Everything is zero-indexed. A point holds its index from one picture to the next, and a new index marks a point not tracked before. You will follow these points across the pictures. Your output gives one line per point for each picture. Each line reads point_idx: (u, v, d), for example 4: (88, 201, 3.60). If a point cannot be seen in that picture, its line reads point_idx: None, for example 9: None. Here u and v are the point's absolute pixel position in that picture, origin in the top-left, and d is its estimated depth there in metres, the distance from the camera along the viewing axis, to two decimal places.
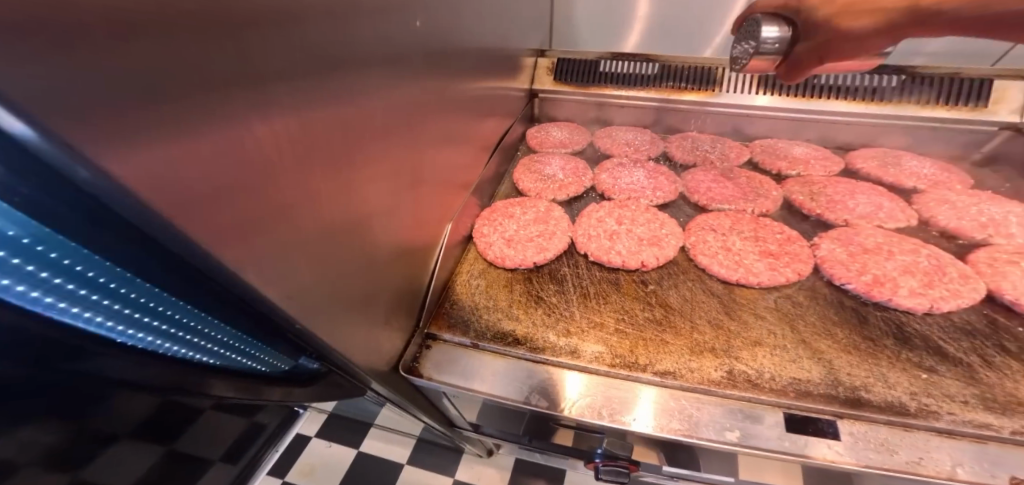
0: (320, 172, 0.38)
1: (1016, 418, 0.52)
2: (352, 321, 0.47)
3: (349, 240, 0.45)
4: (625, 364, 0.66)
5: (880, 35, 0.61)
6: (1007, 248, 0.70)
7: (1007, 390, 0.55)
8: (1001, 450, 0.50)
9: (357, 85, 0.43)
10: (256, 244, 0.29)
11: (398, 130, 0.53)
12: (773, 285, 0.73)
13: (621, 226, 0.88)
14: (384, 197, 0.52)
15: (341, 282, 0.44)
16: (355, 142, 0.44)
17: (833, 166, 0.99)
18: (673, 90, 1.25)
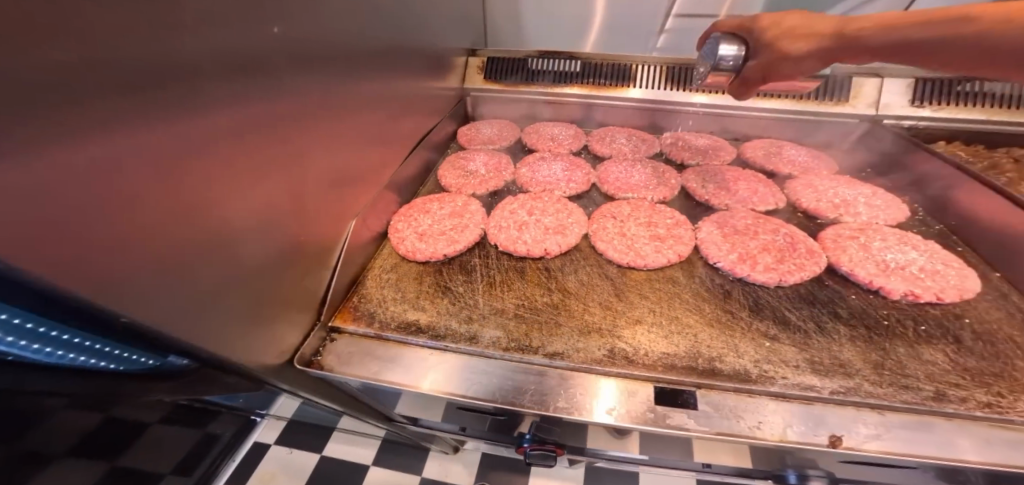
0: (169, 186, 0.40)
1: (835, 379, 0.60)
2: (220, 319, 0.50)
3: (212, 245, 0.47)
4: (519, 348, 0.70)
5: (817, 58, 0.70)
6: (852, 225, 0.81)
7: (832, 353, 0.63)
8: (824, 409, 0.57)
9: (214, 97, 0.45)
10: (92, 261, 0.32)
11: (269, 137, 0.56)
12: (657, 266, 0.80)
13: (531, 217, 0.93)
14: (252, 201, 0.54)
15: (206, 286, 0.46)
16: (212, 152, 0.46)
17: (727, 154, 1.12)
18: (593, 86, 1.32)
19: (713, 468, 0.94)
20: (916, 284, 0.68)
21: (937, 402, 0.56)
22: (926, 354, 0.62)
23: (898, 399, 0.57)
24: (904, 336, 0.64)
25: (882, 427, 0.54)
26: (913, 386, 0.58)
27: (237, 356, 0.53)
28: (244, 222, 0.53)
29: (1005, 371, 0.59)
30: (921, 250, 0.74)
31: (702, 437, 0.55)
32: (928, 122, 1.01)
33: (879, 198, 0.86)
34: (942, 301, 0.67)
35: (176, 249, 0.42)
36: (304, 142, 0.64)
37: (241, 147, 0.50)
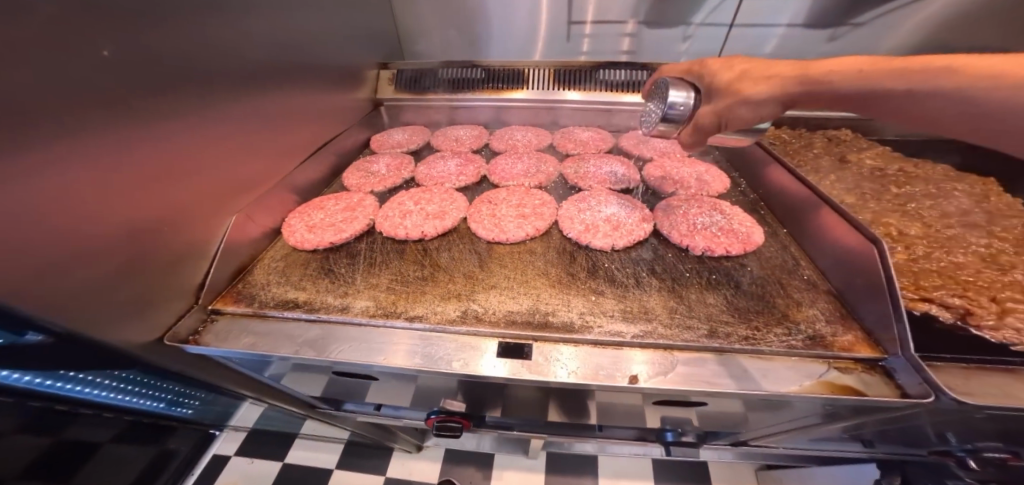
0: (7, 180, 0.47)
1: (637, 324, 0.69)
2: (82, 300, 0.56)
3: (60, 247, 0.53)
4: (384, 314, 0.79)
5: (780, 101, 0.66)
6: (682, 197, 0.97)
7: (641, 302, 0.73)
8: (624, 350, 0.66)
9: (43, 112, 0.51)
10: None
11: (125, 140, 0.62)
12: (517, 240, 0.92)
13: (416, 206, 1.03)
14: (113, 198, 0.61)
15: (53, 272, 0.52)
16: (51, 164, 0.52)
17: (604, 145, 1.28)
18: (496, 90, 1.46)
19: (608, 431, 1.07)
20: (712, 241, 0.81)
21: (708, 338, 0.64)
22: (710, 298, 0.71)
23: (681, 338, 0.65)
24: (697, 284, 0.74)
25: (667, 364, 0.62)
26: (693, 326, 0.67)
27: (105, 338, 0.59)
28: (101, 227, 0.59)
29: (767, 306, 0.66)
30: (726, 214, 0.89)
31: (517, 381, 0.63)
32: None
33: (709, 175, 1.05)
34: (731, 254, 0.79)
35: (15, 250, 0.47)
36: (166, 152, 0.70)
37: (88, 158, 0.57)
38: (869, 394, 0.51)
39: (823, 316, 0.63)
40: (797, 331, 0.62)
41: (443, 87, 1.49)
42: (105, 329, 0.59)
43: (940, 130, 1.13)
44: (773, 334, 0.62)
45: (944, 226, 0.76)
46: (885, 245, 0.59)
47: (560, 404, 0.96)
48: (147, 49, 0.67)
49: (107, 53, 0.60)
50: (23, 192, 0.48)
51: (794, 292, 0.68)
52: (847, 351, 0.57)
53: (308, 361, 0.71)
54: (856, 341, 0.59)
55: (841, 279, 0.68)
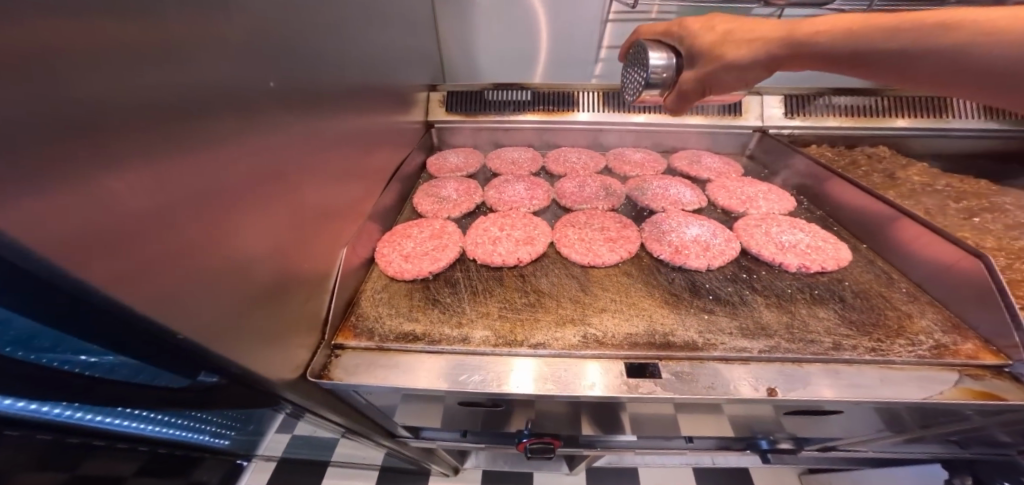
0: (186, 213, 0.46)
1: (760, 340, 0.74)
2: (240, 335, 0.56)
3: (223, 272, 0.53)
4: (506, 343, 0.81)
5: (765, 66, 0.73)
6: (756, 216, 1.04)
7: (755, 318, 0.78)
8: (757, 366, 0.70)
9: (224, 141, 0.53)
10: (114, 265, 0.38)
11: (269, 176, 0.63)
12: (613, 262, 0.96)
13: (503, 232, 1.06)
14: (261, 234, 0.61)
15: (219, 308, 0.52)
16: (221, 189, 0.52)
17: (659, 165, 1.34)
18: (543, 112, 1.49)
19: (695, 442, 1.10)
20: (806, 258, 0.88)
21: (835, 351, 0.71)
22: (822, 312, 0.78)
23: (808, 351, 0.71)
24: (804, 300, 0.81)
25: (803, 377, 0.67)
26: (816, 339, 0.73)
27: (257, 371, 0.59)
28: (251, 253, 0.59)
29: (880, 319, 0.75)
30: (807, 231, 0.96)
31: (668, 398, 0.67)
32: (801, 129, 1.29)
33: (774, 194, 1.11)
34: (826, 270, 0.86)
35: (189, 274, 0.47)
36: (299, 179, 0.72)
37: (245, 182, 0.57)
38: (1006, 395, 0.61)
39: (936, 327, 0.73)
40: (918, 341, 0.71)
41: (490, 109, 1.51)
42: (255, 358, 0.59)
43: (964, 147, 1.25)
44: (898, 345, 0.70)
45: (1009, 239, 0.87)
46: (992, 260, 0.69)
47: (657, 422, 1.00)
48: (284, 84, 0.68)
49: (271, 84, 0.64)
50: (202, 217, 0.49)
51: (901, 305, 0.78)
52: (973, 358, 0.67)
53: (449, 393, 0.73)
54: (977, 348, 0.70)
55: (940, 291, 0.79)
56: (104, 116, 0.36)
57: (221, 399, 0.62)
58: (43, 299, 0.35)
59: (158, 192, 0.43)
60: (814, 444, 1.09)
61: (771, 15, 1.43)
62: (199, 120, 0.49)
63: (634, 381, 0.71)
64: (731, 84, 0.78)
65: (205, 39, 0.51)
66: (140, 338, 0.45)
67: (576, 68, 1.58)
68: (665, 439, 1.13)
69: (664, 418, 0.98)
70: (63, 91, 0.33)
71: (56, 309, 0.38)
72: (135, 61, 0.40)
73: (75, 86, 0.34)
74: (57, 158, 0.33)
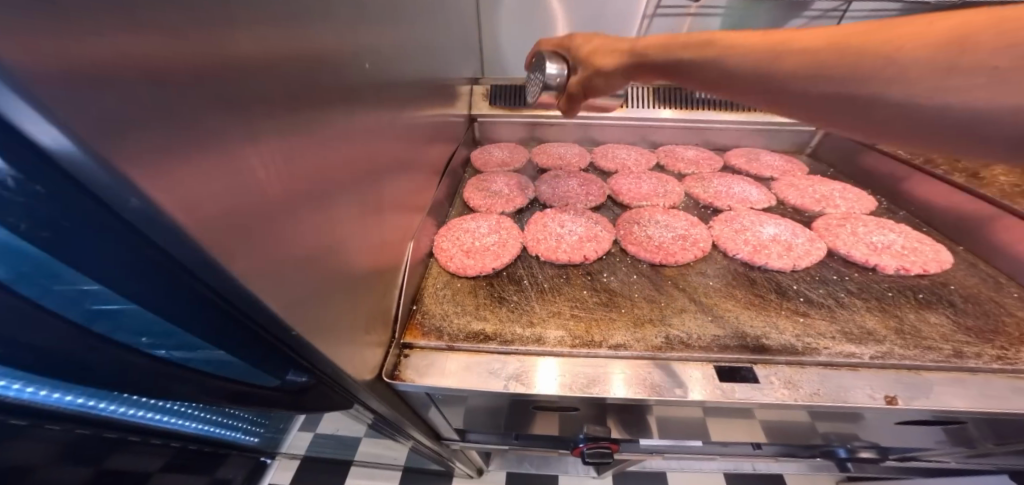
0: (302, 198, 0.43)
1: (869, 345, 0.69)
2: (333, 333, 0.53)
3: (322, 257, 0.49)
4: (584, 343, 0.76)
5: (623, 75, 0.74)
6: (836, 215, 0.99)
7: (856, 322, 0.73)
8: (868, 372, 0.65)
9: (328, 119, 0.49)
10: (255, 255, 0.35)
11: (360, 161, 0.59)
12: (686, 261, 0.91)
13: (564, 228, 1.01)
14: (353, 220, 0.58)
15: (321, 301, 0.49)
16: (327, 173, 0.49)
17: (715, 163, 1.30)
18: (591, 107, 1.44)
19: (764, 448, 1.03)
20: (903, 259, 0.82)
21: (957, 358, 0.65)
22: (932, 317, 0.72)
23: (926, 358, 0.65)
24: (910, 304, 0.75)
25: (923, 385, 0.62)
26: (933, 346, 0.67)
27: (344, 371, 0.56)
28: (344, 239, 0.55)
29: (998, 327, 0.70)
30: (898, 232, 0.90)
31: (772, 406, 0.62)
32: None
33: (850, 193, 1.05)
34: (927, 272, 0.81)
35: (298, 259, 0.43)
36: (378, 165, 0.68)
37: (341, 164, 0.53)
38: None
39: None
40: None
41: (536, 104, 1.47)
42: (341, 352, 0.55)
43: None
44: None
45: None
46: None
47: (725, 426, 0.94)
48: (371, 66, 0.64)
49: (363, 65, 0.61)
50: (311, 199, 0.45)
51: (1018, 310, 0.73)
52: None
53: (529, 395, 0.68)
54: None
55: None
56: (243, 91, 0.33)
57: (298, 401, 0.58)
58: (180, 286, 0.32)
59: (284, 176, 0.39)
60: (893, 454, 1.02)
61: (834, 10, 1.37)
62: (309, 97, 0.44)
63: (728, 386, 0.66)
64: (607, 89, 0.79)
65: (314, 12, 0.47)
66: (245, 328, 0.41)
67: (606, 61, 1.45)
68: (728, 446, 1.06)
69: (735, 424, 0.92)
70: (212, 59, 0.30)
71: (182, 295, 0.34)
72: (263, 31, 0.36)
73: (218, 47, 0.31)
74: (210, 134, 0.29)
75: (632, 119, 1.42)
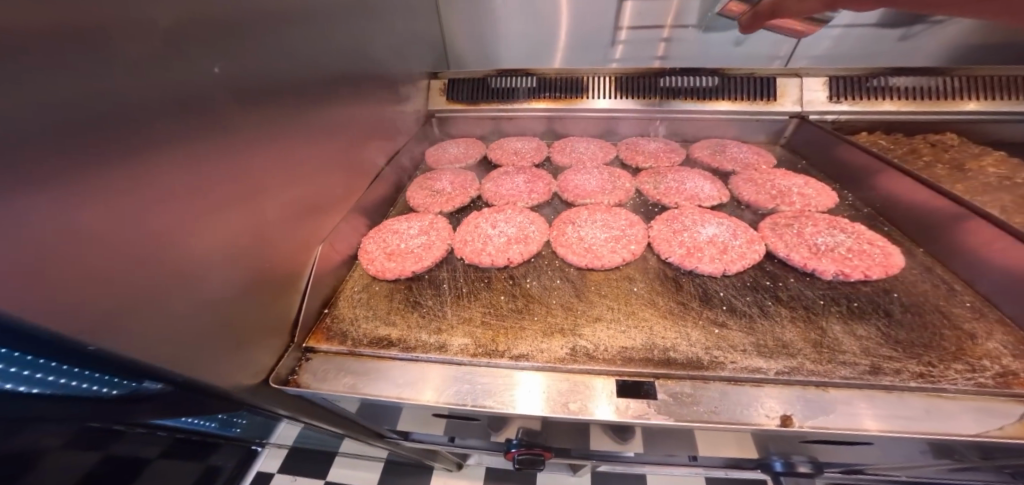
0: (117, 217, 0.42)
1: (780, 359, 0.64)
2: (196, 344, 0.53)
3: (167, 284, 0.48)
4: (486, 352, 0.73)
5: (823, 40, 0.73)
6: (787, 213, 0.91)
7: (774, 335, 0.68)
8: (772, 389, 0.60)
9: (161, 143, 0.47)
10: (32, 282, 0.34)
11: (228, 169, 0.58)
12: (614, 265, 0.86)
13: (495, 229, 0.98)
14: (217, 230, 0.57)
15: (170, 314, 0.49)
16: (162, 188, 0.47)
17: (676, 156, 1.21)
18: (551, 100, 1.36)
19: (700, 460, 0.99)
20: (844, 264, 0.76)
21: (874, 375, 0.59)
22: (860, 330, 0.66)
23: (837, 375, 0.60)
24: (839, 314, 0.69)
25: (828, 404, 0.56)
26: (849, 361, 0.62)
27: (212, 380, 0.55)
28: (203, 250, 0.54)
29: (933, 340, 0.63)
30: (849, 233, 0.83)
31: (663, 424, 0.58)
32: (848, 115, 1.12)
33: (811, 188, 0.97)
34: (869, 278, 0.74)
35: (124, 291, 0.43)
36: (266, 171, 0.66)
37: (193, 185, 0.52)
38: None
39: (1005, 350, 0.61)
40: (980, 367, 0.59)
41: (491, 97, 1.40)
42: (212, 365, 0.55)
43: None
44: (955, 371, 0.58)
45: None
46: None
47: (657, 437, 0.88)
48: (243, 72, 0.61)
49: (222, 70, 0.57)
50: (134, 229, 0.44)
51: (962, 323, 0.66)
52: None
53: (417, 405, 0.66)
54: None
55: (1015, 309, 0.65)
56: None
57: (184, 395, 0.60)
58: None
59: (82, 197, 0.38)
60: (840, 467, 0.95)
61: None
62: (133, 115, 0.43)
63: (624, 403, 0.61)
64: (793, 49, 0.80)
65: (142, 21, 0.44)
66: (74, 352, 0.42)
67: (592, 50, 1.34)
68: (667, 455, 1.01)
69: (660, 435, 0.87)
70: None
71: None
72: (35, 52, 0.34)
73: None
74: None
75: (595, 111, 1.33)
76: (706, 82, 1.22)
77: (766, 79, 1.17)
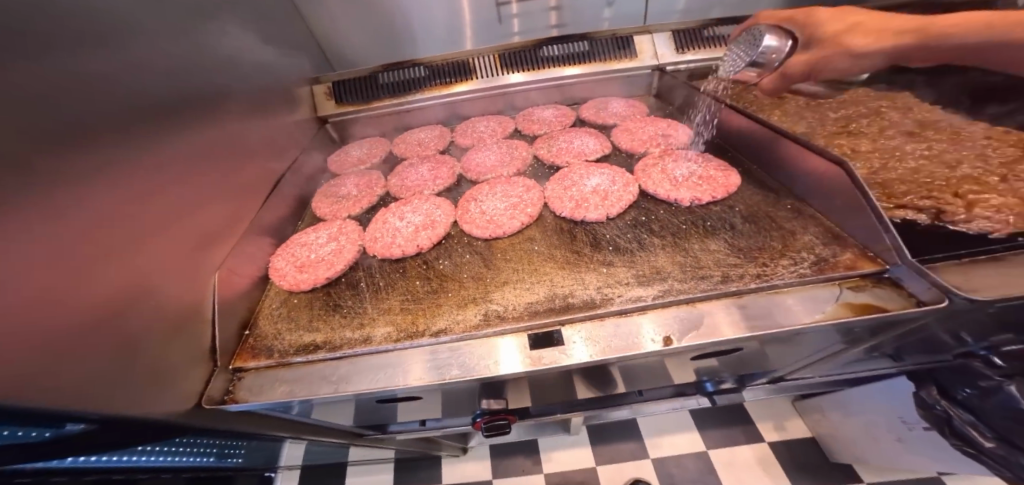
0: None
1: (653, 285, 0.75)
2: (111, 389, 0.49)
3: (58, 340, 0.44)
4: (409, 335, 0.77)
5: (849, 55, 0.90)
6: (656, 154, 1.04)
7: (648, 263, 0.80)
8: (651, 310, 0.70)
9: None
10: None
11: (84, 204, 0.52)
12: (514, 230, 0.94)
13: (404, 221, 1.01)
14: (93, 274, 0.52)
15: (71, 367, 0.45)
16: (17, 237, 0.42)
17: (568, 119, 1.31)
18: (442, 86, 1.37)
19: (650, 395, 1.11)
20: (697, 190, 0.90)
21: (724, 283, 0.73)
22: (713, 245, 0.80)
23: (699, 288, 0.72)
24: (697, 234, 0.83)
25: (697, 318, 0.66)
26: (707, 275, 0.75)
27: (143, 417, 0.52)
28: (87, 298, 0.50)
29: (765, 243, 0.78)
30: (700, 162, 0.98)
31: (573, 365, 0.63)
32: (695, 63, 1.29)
33: (673, 130, 1.11)
34: (717, 199, 0.89)
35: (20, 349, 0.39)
36: (128, 201, 0.60)
37: (51, 230, 0.46)
38: (888, 306, 0.60)
39: (817, 240, 0.76)
40: (801, 259, 0.73)
41: (382, 93, 1.38)
42: (134, 407, 0.52)
43: None
44: (783, 267, 0.73)
45: (869, 143, 0.94)
46: (850, 166, 0.73)
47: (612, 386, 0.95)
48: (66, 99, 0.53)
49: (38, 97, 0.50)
50: (5, 280, 0.39)
51: (786, 223, 0.82)
52: (853, 268, 0.69)
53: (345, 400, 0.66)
54: (856, 256, 0.72)
55: (818, 202, 0.83)
56: None
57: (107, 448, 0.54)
58: None
59: None
60: (765, 377, 1.06)
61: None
62: None
63: (537, 354, 0.66)
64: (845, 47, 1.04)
65: None
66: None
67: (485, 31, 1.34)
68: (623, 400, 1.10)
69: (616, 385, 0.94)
70: None
71: None
72: None
73: None
74: None
75: (489, 87, 1.37)
76: (579, 47, 1.31)
77: (626, 37, 1.30)
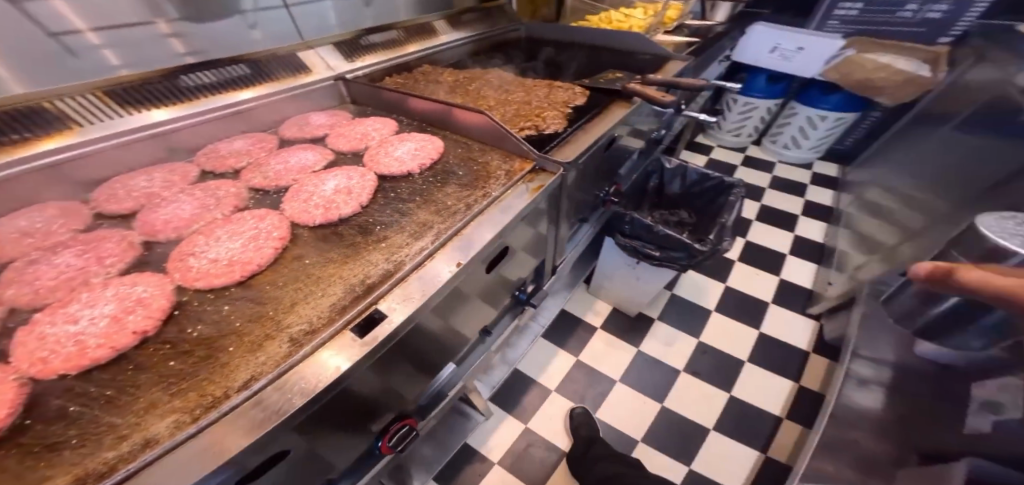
0: None
1: (426, 235, 0.90)
2: None
3: None
4: (208, 406, 0.58)
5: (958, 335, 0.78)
6: (373, 145, 1.19)
7: (413, 221, 0.94)
8: (435, 251, 0.84)
9: None
10: None
11: None
12: (269, 260, 0.85)
13: (82, 324, 0.71)
14: None
15: None
16: None
17: (270, 142, 1.24)
18: (16, 145, 0.86)
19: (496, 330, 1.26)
20: (419, 158, 1.11)
21: (469, 210, 0.95)
22: (448, 190, 1.02)
23: (457, 221, 0.92)
24: (434, 188, 1.03)
25: (466, 245, 0.85)
26: (455, 209, 0.96)
27: None
28: None
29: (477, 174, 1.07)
30: (409, 139, 1.19)
31: (408, 321, 0.70)
32: (365, 69, 1.50)
33: (377, 123, 1.29)
34: (434, 159, 1.13)
35: None
36: None
37: None
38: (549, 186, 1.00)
39: (498, 164, 1.10)
40: (500, 176, 1.06)
41: None
42: None
43: (466, 47, 1.85)
44: (493, 186, 1.02)
45: (492, 99, 1.41)
46: (487, 114, 1.12)
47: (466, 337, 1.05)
48: None
49: None
50: None
51: (481, 159, 1.14)
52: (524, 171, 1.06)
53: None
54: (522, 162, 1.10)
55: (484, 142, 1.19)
56: None
57: None
58: None
59: None
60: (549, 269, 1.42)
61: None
62: None
63: (372, 338, 0.66)
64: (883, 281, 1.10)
65: None
66: None
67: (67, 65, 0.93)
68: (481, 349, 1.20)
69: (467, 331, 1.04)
70: None
71: None
72: None
73: None
74: None
75: (115, 137, 1.00)
76: (238, 70, 1.22)
77: (290, 54, 1.34)
